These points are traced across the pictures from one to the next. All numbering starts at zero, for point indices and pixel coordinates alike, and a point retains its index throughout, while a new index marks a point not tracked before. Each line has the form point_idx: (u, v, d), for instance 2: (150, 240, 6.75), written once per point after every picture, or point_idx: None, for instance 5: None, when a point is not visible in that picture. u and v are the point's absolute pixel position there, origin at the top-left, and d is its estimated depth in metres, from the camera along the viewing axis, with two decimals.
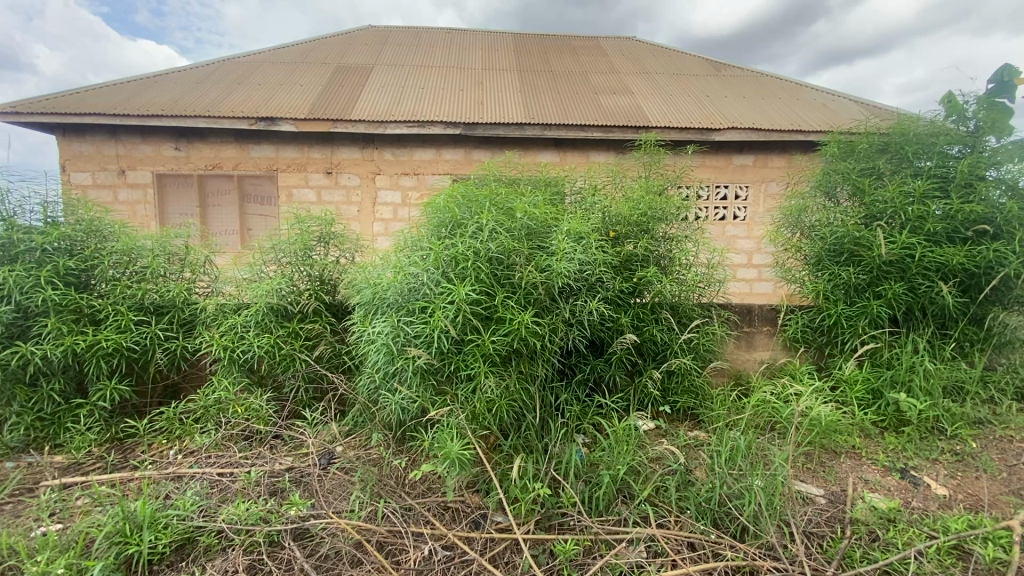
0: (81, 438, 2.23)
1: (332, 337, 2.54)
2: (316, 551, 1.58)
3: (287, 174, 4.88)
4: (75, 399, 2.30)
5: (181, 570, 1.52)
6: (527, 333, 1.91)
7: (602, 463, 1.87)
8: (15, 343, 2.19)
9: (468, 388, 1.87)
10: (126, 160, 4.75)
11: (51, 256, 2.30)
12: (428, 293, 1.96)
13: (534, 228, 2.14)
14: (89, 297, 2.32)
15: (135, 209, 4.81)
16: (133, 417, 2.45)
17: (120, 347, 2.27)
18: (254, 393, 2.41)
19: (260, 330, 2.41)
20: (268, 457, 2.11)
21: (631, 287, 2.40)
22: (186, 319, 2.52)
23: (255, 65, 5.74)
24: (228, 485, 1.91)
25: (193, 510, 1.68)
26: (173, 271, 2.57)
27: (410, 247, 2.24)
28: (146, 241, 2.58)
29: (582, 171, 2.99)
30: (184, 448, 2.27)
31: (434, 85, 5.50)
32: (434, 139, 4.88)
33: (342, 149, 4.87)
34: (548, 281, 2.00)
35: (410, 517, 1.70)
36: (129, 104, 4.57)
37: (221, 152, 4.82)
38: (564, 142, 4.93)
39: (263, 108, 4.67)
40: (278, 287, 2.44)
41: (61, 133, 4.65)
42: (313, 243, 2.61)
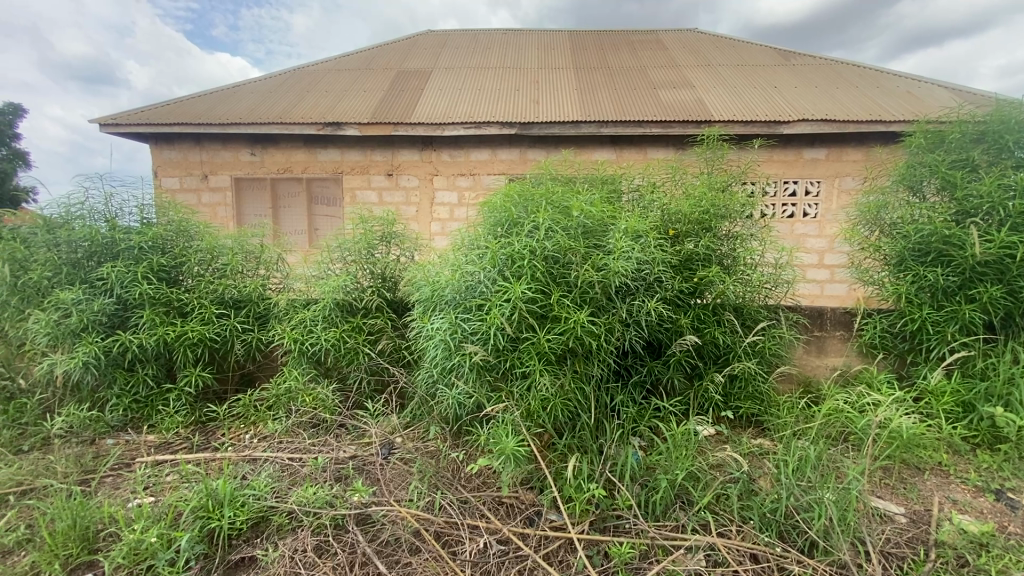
0: (170, 420, 2.44)
1: (393, 332, 2.64)
2: (377, 537, 1.64)
3: (351, 177, 5.11)
4: (165, 383, 2.52)
5: (257, 546, 1.63)
6: (583, 332, 1.88)
7: (660, 467, 1.83)
8: (116, 332, 2.41)
9: (523, 385, 1.88)
10: (208, 165, 5.14)
11: (146, 254, 2.53)
12: (485, 291, 1.99)
13: (590, 227, 2.10)
14: (178, 291, 2.54)
15: (216, 211, 5.19)
16: (215, 402, 2.66)
17: (203, 337, 2.47)
18: (320, 384, 2.53)
19: (327, 323, 2.52)
20: (334, 444, 2.21)
21: (691, 287, 2.30)
22: (261, 313, 2.72)
23: (322, 73, 6.05)
24: (297, 469, 2.03)
25: (267, 491, 1.79)
26: (249, 269, 2.78)
27: (467, 246, 2.28)
28: (226, 240, 2.81)
29: (640, 169, 2.93)
30: (258, 433, 2.43)
31: (490, 86, 5.57)
32: (490, 139, 4.94)
33: (402, 151, 5.03)
34: (604, 281, 1.96)
35: (466, 509, 1.73)
36: (211, 113, 4.95)
37: (292, 156, 5.11)
38: (621, 139, 4.85)
39: (329, 114, 4.90)
40: (344, 284, 2.56)
41: (154, 142, 5.10)
42: (376, 243, 2.72)
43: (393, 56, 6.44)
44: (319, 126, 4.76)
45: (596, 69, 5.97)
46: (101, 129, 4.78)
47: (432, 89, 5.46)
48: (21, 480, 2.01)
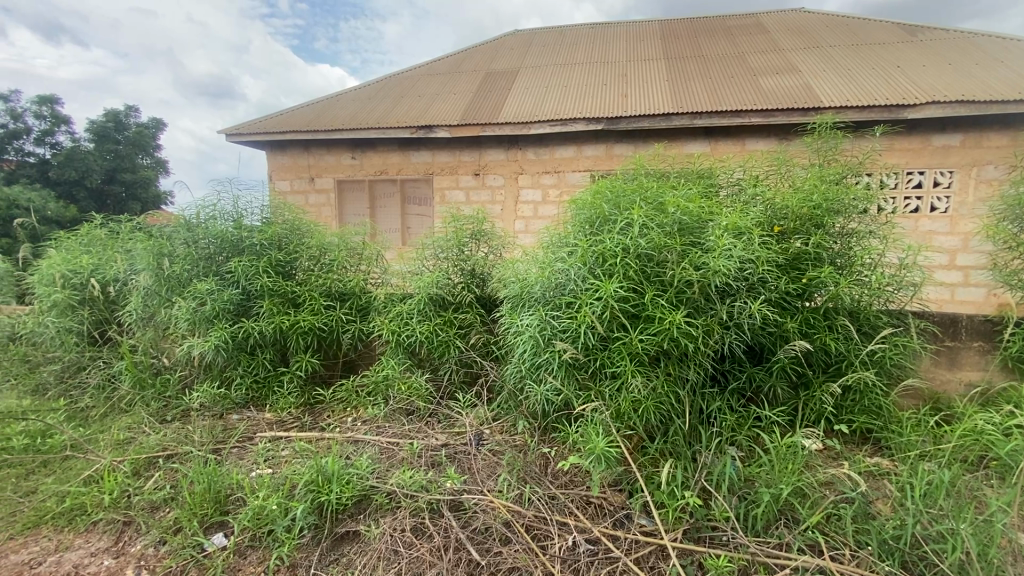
0: (285, 400, 2.69)
1: (482, 327, 2.72)
2: (469, 524, 1.69)
3: (441, 177, 5.31)
4: (280, 367, 2.79)
5: (361, 522, 1.76)
6: (679, 333, 1.81)
7: (761, 480, 1.72)
8: (241, 319, 2.70)
9: (613, 385, 1.85)
10: (315, 169, 5.59)
11: (266, 250, 2.83)
12: (575, 289, 1.99)
13: (687, 223, 2.01)
14: (292, 284, 2.80)
15: (321, 211, 5.63)
16: (321, 386, 2.90)
17: (313, 326, 2.71)
18: (414, 373, 2.66)
19: (422, 316, 2.65)
20: (426, 432, 2.31)
21: (798, 288, 2.12)
22: (363, 305, 2.94)
23: (416, 78, 6.34)
24: (395, 452, 2.15)
25: (368, 472, 1.92)
26: (352, 264, 3.03)
27: (556, 243, 2.28)
28: (332, 238, 3.07)
29: (739, 162, 2.77)
30: (358, 416, 2.60)
31: (578, 82, 5.52)
32: (576, 136, 4.91)
33: (490, 152, 5.15)
34: (703, 280, 1.86)
35: (555, 506, 1.74)
36: (318, 121, 5.39)
37: (388, 158, 5.42)
38: (715, 130, 4.61)
39: (422, 117, 5.13)
40: (438, 279, 2.68)
41: (270, 149, 5.65)
42: (466, 240, 2.81)
43: (483, 58, 6.60)
44: (413, 130, 5.00)
45: (690, 58, 5.70)
46: (228, 138, 5.39)
47: (520, 89, 5.52)
48: (165, 445, 2.32)
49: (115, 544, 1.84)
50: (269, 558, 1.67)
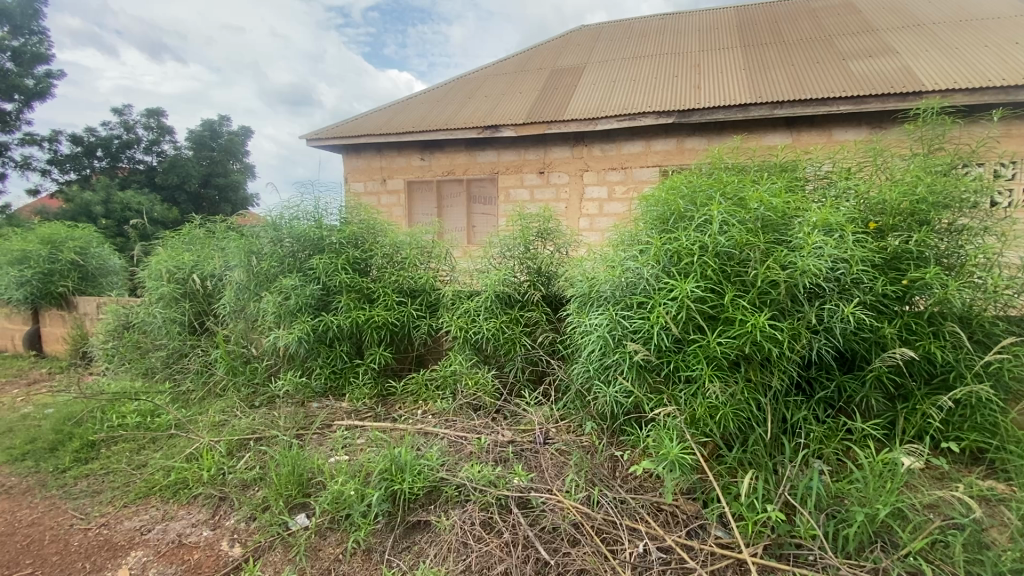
0: (360, 390, 2.83)
1: (548, 325, 2.72)
2: (538, 522, 1.69)
3: (506, 176, 5.35)
4: (356, 359, 2.93)
5: (432, 513, 1.81)
6: (762, 337, 1.71)
7: (852, 497, 1.59)
8: (321, 313, 2.86)
9: (688, 389, 1.78)
10: (387, 170, 5.82)
11: (344, 248, 2.99)
12: (647, 288, 1.94)
13: (770, 220, 1.90)
14: (368, 280, 2.94)
15: (392, 211, 5.85)
16: (393, 378, 3.02)
17: (386, 321, 2.83)
18: (481, 369, 2.69)
19: (489, 314, 2.68)
20: (493, 427, 2.33)
21: (898, 291, 1.94)
22: (432, 302, 3.04)
23: (484, 78, 6.43)
24: (463, 446, 2.19)
25: (438, 464, 1.97)
26: (422, 262, 3.14)
27: (627, 241, 2.23)
28: (403, 237, 3.19)
29: (827, 153, 2.56)
30: (427, 409, 2.67)
31: (648, 75, 5.37)
32: (645, 130, 4.78)
33: (555, 149, 5.13)
34: (790, 281, 1.75)
35: (625, 510, 1.70)
36: (391, 124, 5.61)
37: (455, 159, 5.53)
38: (798, 121, 4.32)
39: (489, 117, 5.19)
40: (505, 277, 2.70)
41: (346, 152, 5.95)
42: (533, 238, 2.81)
43: (550, 55, 6.58)
44: (481, 129, 5.08)
45: (770, 45, 5.37)
46: (309, 143, 5.73)
47: (587, 84, 5.45)
48: (253, 429, 2.51)
49: (212, 517, 2.01)
50: (347, 541, 1.76)
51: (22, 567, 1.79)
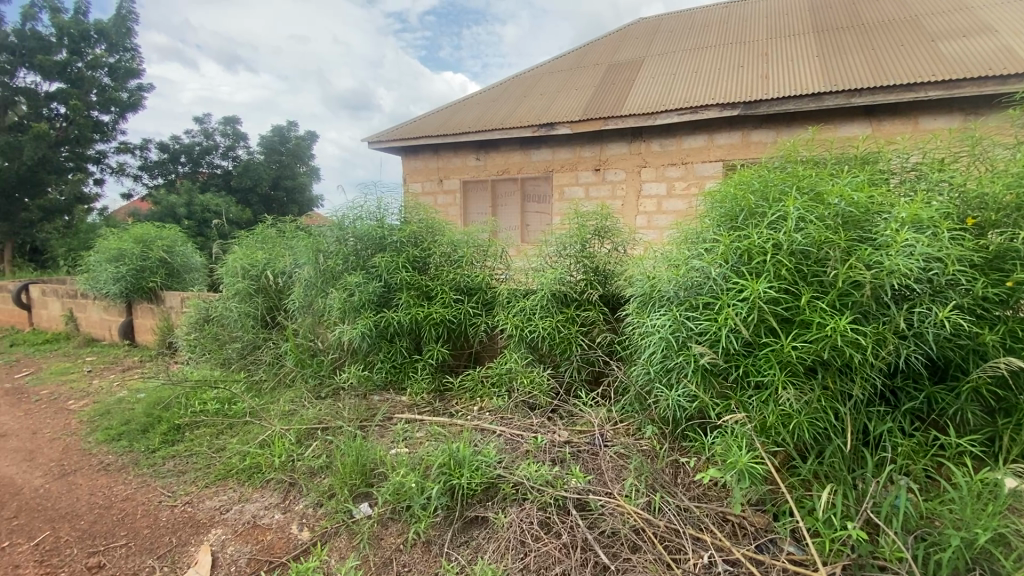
0: (418, 385, 2.89)
1: (605, 325, 2.68)
2: (596, 526, 1.67)
3: (561, 174, 5.32)
4: (414, 354, 3.01)
5: (489, 510, 1.82)
6: (843, 342, 1.59)
7: (943, 519, 1.46)
8: (383, 309, 2.96)
9: (758, 395, 1.70)
10: (443, 171, 5.93)
11: (404, 246, 3.08)
12: (714, 289, 1.87)
13: (852, 216, 1.77)
14: (426, 279, 3.01)
15: (448, 210, 5.96)
16: (449, 374, 3.07)
17: (443, 318, 2.89)
18: (537, 368, 2.68)
19: (545, 312, 2.67)
20: (549, 427, 2.32)
21: (1002, 293, 1.75)
22: (488, 300, 3.07)
23: (540, 76, 6.42)
24: (519, 445, 2.20)
25: (495, 461, 1.98)
26: (478, 260, 3.17)
27: (691, 239, 2.15)
28: (460, 236, 3.24)
29: (915, 143, 2.36)
30: (483, 406, 2.68)
31: (712, 65, 5.16)
32: (708, 124, 4.60)
33: (612, 145, 5.04)
34: (876, 282, 1.62)
35: (687, 519, 1.64)
36: (449, 125, 5.72)
37: (510, 158, 5.55)
38: (879, 109, 4.02)
39: (545, 115, 5.17)
40: (562, 275, 2.68)
41: (405, 154, 6.12)
42: (590, 236, 2.77)
43: (607, 50, 6.46)
44: (536, 128, 5.07)
45: (847, 28, 5.02)
46: (372, 146, 5.95)
47: (647, 78, 5.30)
48: (320, 419, 2.63)
49: (283, 501, 2.13)
50: (407, 532, 1.81)
51: (118, 538, 1.97)
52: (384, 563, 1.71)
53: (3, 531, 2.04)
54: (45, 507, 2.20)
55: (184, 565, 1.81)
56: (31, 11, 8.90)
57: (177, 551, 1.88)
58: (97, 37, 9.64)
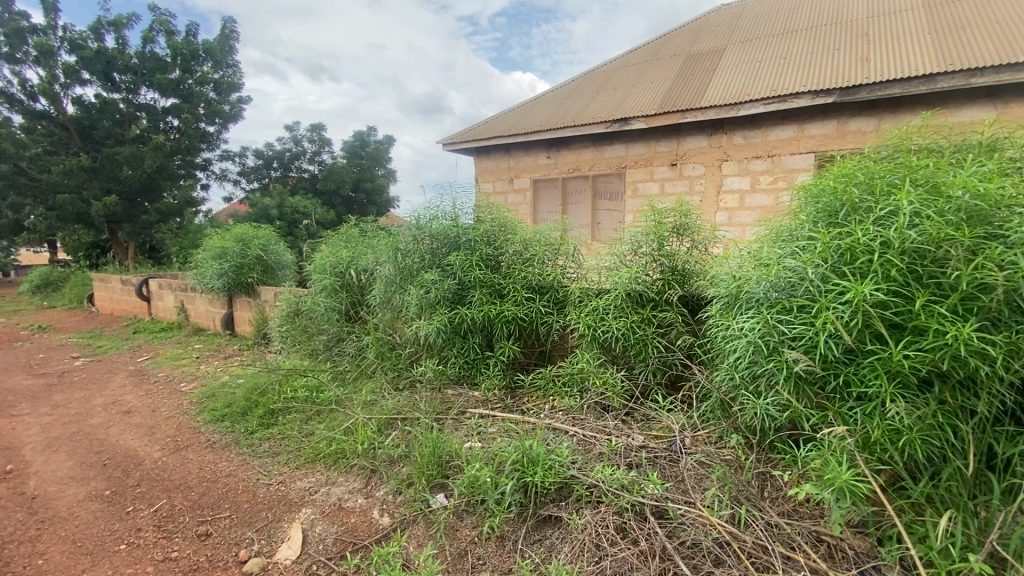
0: (491, 381, 2.93)
1: (684, 326, 2.59)
2: (676, 535, 1.61)
3: (635, 170, 5.18)
4: (487, 351, 3.06)
5: (563, 510, 1.82)
6: (967, 353, 1.42)
7: None
8: (456, 305, 3.03)
9: (861, 407, 1.57)
10: (515, 170, 5.97)
11: (477, 245, 3.14)
12: (811, 291, 1.75)
13: (977, 210, 1.56)
14: (499, 277, 3.05)
15: (519, 209, 5.99)
16: (520, 372, 3.09)
17: (515, 316, 2.91)
18: (610, 369, 2.63)
19: (619, 312, 2.61)
20: (623, 429, 2.26)
21: None
22: (560, 298, 3.06)
23: (615, 70, 6.28)
24: (592, 446, 2.16)
25: (569, 461, 1.97)
26: (550, 259, 3.16)
27: (784, 237, 2.02)
28: (532, 234, 3.24)
29: None
30: (554, 405, 2.66)
31: (803, 50, 4.80)
32: (798, 113, 4.29)
33: (690, 139, 4.83)
34: (1010, 285, 1.42)
35: (776, 536, 1.55)
36: (521, 124, 5.76)
37: (581, 155, 5.49)
38: (1004, 89, 3.56)
39: (620, 110, 5.06)
40: (638, 274, 2.61)
41: (477, 154, 6.24)
42: (667, 235, 2.67)
43: (686, 40, 6.20)
44: (609, 123, 4.98)
45: None
46: (446, 147, 6.13)
47: (730, 67, 5.03)
48: (398, 410, 2.75)
49: (365, 486, 2.25)
50: (482, 525, 1.85)
51: (223, 510, 2.17)
52: (459, 553, 1.76)
53: (130, 496, 2.32)
54: (163, 477, 2.47)
55: (278, 539, 1.97)
56: (152, 35, 10.01)
57: (272, 525, 2.05)
58: (205, 55, 10.66)
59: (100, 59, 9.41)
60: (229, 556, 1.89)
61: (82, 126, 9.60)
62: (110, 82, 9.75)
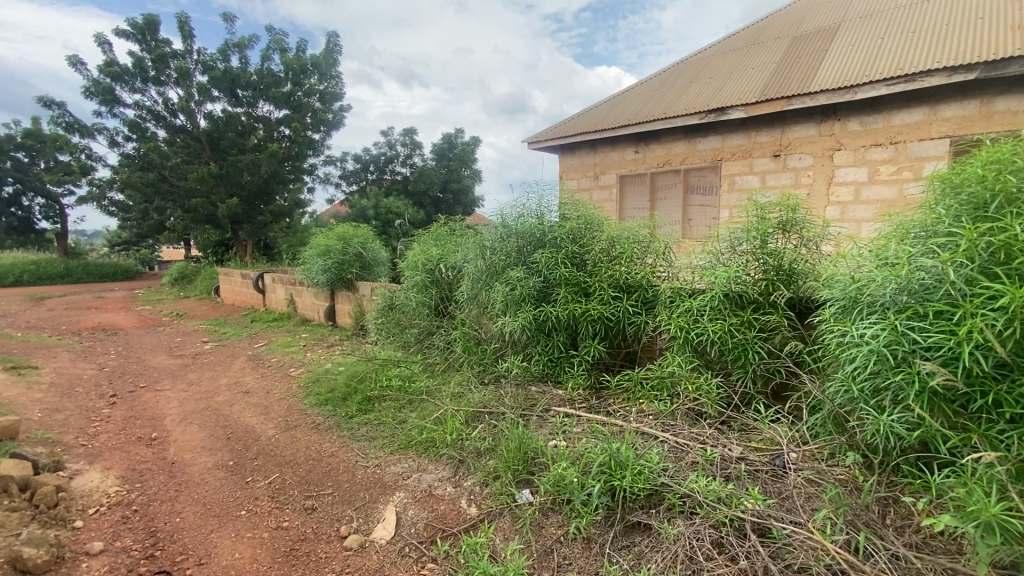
0: (575, 380, 2.90)
1: (790, 331, 2.40)
2: (781, 557, 1.50)
3: (731, 163, 4.86)
4: (571, 350, 3.03)
5: (653, 518, 1.75)
6: None
7: None
8: (542, 303, 3.04)
9: (1017, 431, 1.36)
10: (600, 166, 5.86)
11: (564, 243, 3.12)
12: (953, 295, 1.55)
13: None
14: (585, 275, 3.02)
15: (605, 206, 5.86)
16: (605, 372, 3.03)
17: (602, 315, 2.86)
18: (703, 374, 2.49)
19: (715, 314, 2.47)
20: (717, 438, 2.14)
21: None
22: (649, 298, 2.95)
23: (711, 57, 5.94)
24: (685, 454, 2.06)
25: (659, 468, 1.89)
26: (639, 257, 3.06)
27: (915, 233, 1.80)
28: (621, 231, 3.16)
29: None
30: (642, 409, 2.57)
31: (937, 20, 4.24)
32: (929, 94, 3.82)
33: (796, 127, 4.45)
34: None
35: (901, 569, 1.39)
36: (608, 119, 5.63)
37: (672, 149, 5.25)
38: None
39: (717, 99, 4.77)
40: (736, 274, 2.45)
41: (562, 151, 6.20)
42: (772, 231, 2.49)
43: (792, 19, 5.72)
44: (704, 114, 4.72)
45: None
46: (531, 145, 6.15)
47: (845, 46, 4.56)
48: (484, 403, 2.80)
49: (453, 475, 2.33)
50: (567, 525, 1.84)
51: (326, 487, 2.36)
52: (545, 551, 1.77)
53: (249, 467, 2.60)
54: (276, 453, 2.74)
55: (375, 520, 2.09)
56: (269, 53, 11.07)
57: (369, 505, 2.18)
58: (312, 68, 11.61)
59: (226, 77, 10.57)
60: (332, 531, 2.05)
61: (211, 137, 10.86)
62: (234, 97, 10.93)
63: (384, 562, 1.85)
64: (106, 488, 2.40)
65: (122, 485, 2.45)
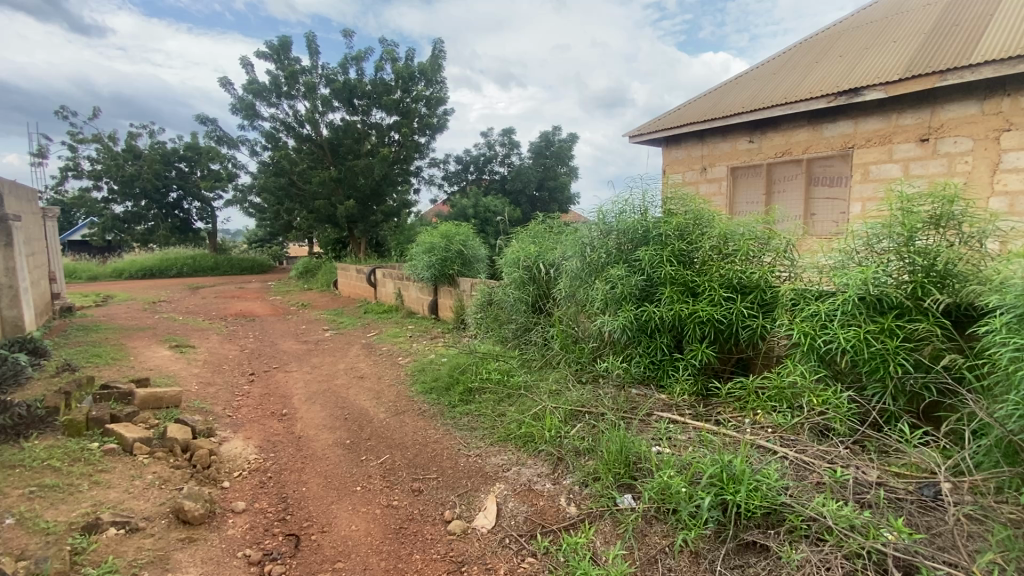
0: (681, 385, 2.77)
1: (944, 342, 2.08)
2: None
3: (866, 150, 4.32)
4: (675, 353, 2.89)
5: (772, 540, 1.62)
6: None
7: None
8: (644, 303, 2.94)
9: None
10: (709, 158, 5.51)
11: (669, 239, 2.98)
12: None
13: None
14: (692, 273, 2.86)
15: (713, 200, 5.50)
16: (714, 378, 2.85)
17: (712, 317, 2.70)
18: (832, 387, 2.25)
19: (848, 321, 2.22)
20: (848, 459, 1.92)
21: None
22: (767, 300, 2.73)
23: (841, 32, 5.33)
24: (808, 474, 1.88)
25: (780, 486, 1.75)
26: (757, 254, 2.83)
27: None
28: (734, 227, 2.96)
29: None
30: (757, 420, 2.38)
31: None
32: None
33: (950, 106, 3.85)
34: None
35: None
36: (719, 108, 5.27)
37: (793, 137, 4.79)
38: None
39: (850, 79, 4.27)
40: (875, 275, 2.19)
41: (666, 144, 5.93)
42: (919, 227, 2.18)
43: None
44: (833, 96, 4.25)
45: None
46: (633, 139, 5.95)
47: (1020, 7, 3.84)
48: (582, 402, 2.77)
49: (552, 472, 2.33)
50: (673, 536, 1.76)
51: (432, 472, 2.48)
52: (648, 560, 1.71)
53: (364, 447, 2.82)
54: (388, 435, 2.94)
55: (476, 508, 2.17)
56: (382, 64, 11.90)
57: (472, 493, 2.26)
58: (420, 75, 12.28)
59: (345, 89, 11.54)
60: (436, 514, 2.15)
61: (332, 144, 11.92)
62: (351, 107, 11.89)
63: (485, 550, 1.91)
64: (247, 455, 2.75)
65: (259, 454, 2.78)
